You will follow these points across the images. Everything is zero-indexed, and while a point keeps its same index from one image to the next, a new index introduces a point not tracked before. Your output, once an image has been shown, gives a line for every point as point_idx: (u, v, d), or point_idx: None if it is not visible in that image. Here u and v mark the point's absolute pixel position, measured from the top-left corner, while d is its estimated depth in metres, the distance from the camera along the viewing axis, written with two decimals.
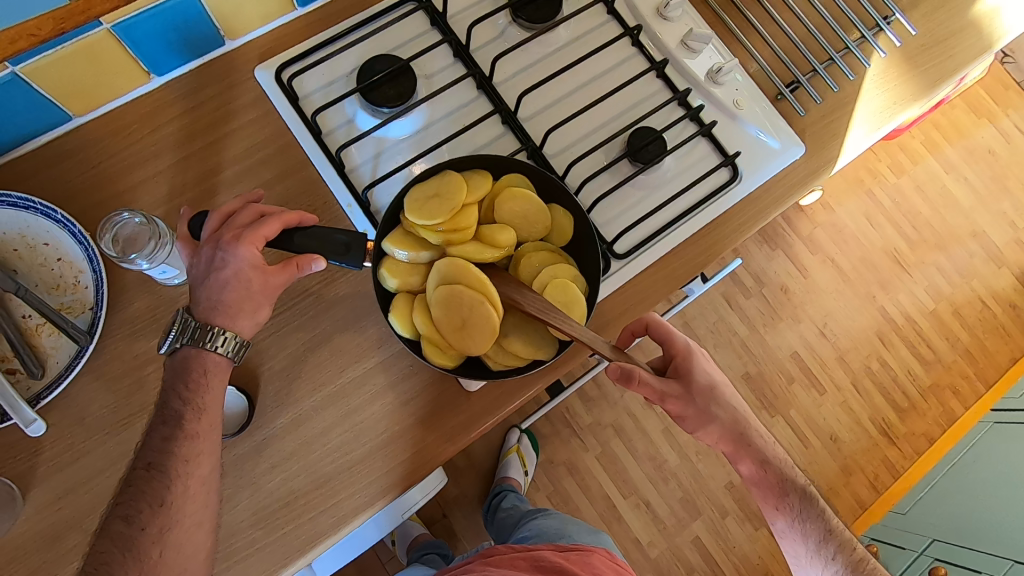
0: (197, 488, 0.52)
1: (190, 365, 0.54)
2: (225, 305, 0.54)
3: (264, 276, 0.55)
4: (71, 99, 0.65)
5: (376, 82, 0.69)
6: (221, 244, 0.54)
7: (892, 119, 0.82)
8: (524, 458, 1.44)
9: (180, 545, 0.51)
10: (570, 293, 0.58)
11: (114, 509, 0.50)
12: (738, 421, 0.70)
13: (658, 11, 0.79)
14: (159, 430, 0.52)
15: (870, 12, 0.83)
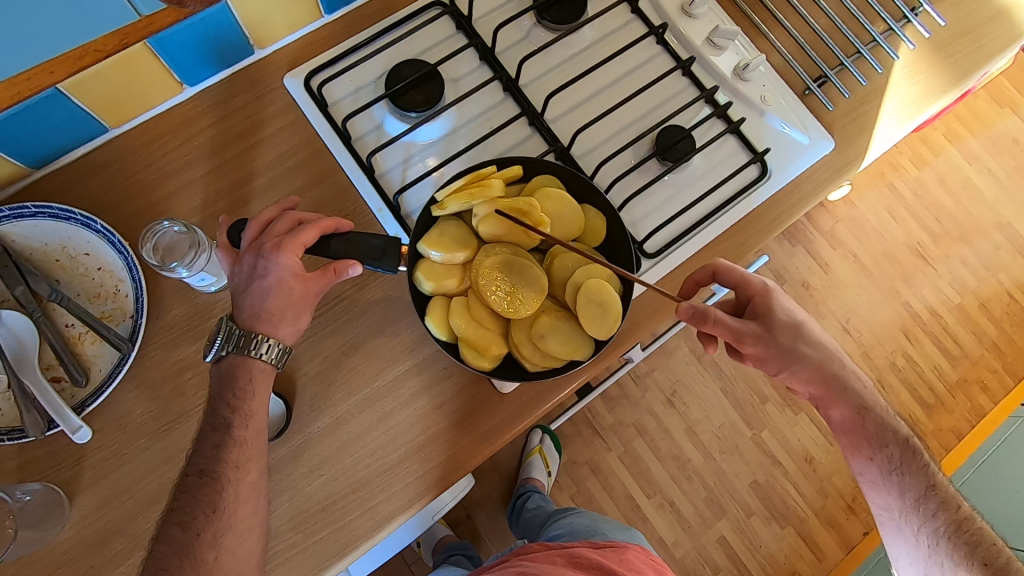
0: (248, 493, 0.53)
1: (236, 372, 0.55)
2: (267, 312, 0.55)
3: (305, 284, 0.56)
4: (107, 110, 0.66)
5: (405, 87, 0.70)
6: (262, 252, 0.55)
7: (923, 111, 0.81)
8: (546, 459, 1.44)
9: (233, 550, 0.52)
10: (606, 292, 0.58)
11: (169, 516, 0.52)
12: (828, 363, 0.65)
13: (683, 9, 0.78)
14: (210, 437, 0.53)
15: (898, 4, 0.82)
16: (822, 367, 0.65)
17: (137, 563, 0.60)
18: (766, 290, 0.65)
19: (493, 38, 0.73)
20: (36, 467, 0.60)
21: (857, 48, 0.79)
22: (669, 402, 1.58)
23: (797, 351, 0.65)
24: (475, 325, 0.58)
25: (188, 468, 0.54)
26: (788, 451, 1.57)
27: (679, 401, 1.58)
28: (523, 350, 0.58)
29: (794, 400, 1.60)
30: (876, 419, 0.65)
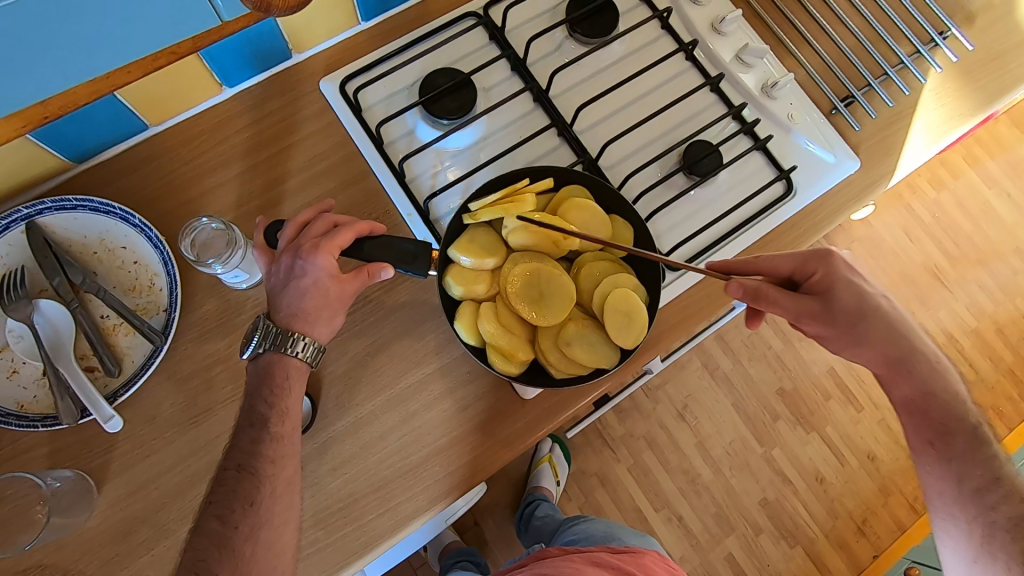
0: (283, 489, 0.54)
1: (273, 369, 0.57)
2: (304, 312, 0.58)
3: (340, 284, 0.58)
4: (149, 109, 0.68)
5: (439, 94, 0.71)
6: (300, 253, 0.57)
7: (949, 134, 0.82)
8: (556, 468, 1.44)
9: (269, 545, 0.52)
10: (632, 302, 0.59)
11: (207, 509, 0.53)
12: (893, 343, 0.62)
13: (713, 26, 0.79)
14: (248, 433, 0.55)
15: (926, 27, 0.82)
16: (888, 346, 0.62)
17: (161, 553, 0.60)
18: (831, 265, 0.63)
19: (526, 50, 0.74)
20: (67, 454, 0.61)
21: (885, 70, 0.80)
22: (680, 416, 1.58)
23: (860, 330, 0.62)
24: (503, 331, 0.59)
25: (226, 462, 0.55)
26: (798, 470, 1.57)
27: (690, 415, 1.58)
28: (549, 357, 0.59)
29: (807, 419, 1.59)
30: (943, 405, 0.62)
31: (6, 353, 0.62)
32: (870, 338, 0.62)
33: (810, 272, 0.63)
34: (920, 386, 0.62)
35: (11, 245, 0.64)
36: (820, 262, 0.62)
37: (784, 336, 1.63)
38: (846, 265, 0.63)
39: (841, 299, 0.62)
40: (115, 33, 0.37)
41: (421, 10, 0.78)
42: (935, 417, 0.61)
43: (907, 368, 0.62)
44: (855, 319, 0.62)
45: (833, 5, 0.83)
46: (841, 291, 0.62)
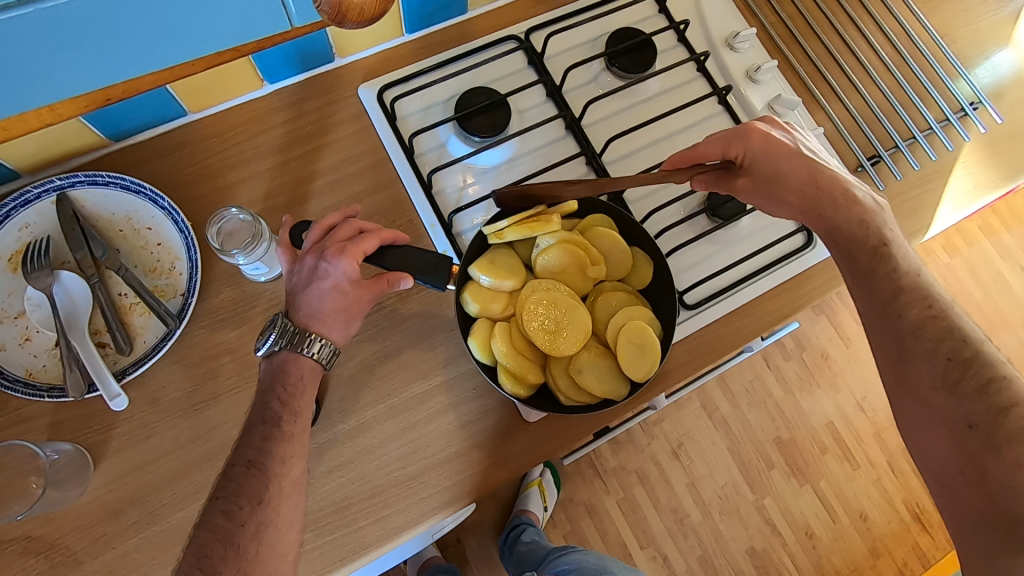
0: (290, 487, 0.54)
1: (288, 368, 0.58)
2: (323, 313, 0.59)
3: (359, 289, 0.59)
4: (191, 98, 0.69)
5: (474, 112, 0.73)
6: (326, 257, 0.57)
7: (970, 201, 0.83)
8: (544, 493, 1.43)
9: (273, 544, 0.52)
10: (646, 336, 0.59)
11: (214, 504, 0.51)
12: (813, 189, 0.60)
13: (748, 74, 0.81)
14: (260, 430, 0.55)
15: (958, 96, 0.83)
16: (807, 203, 0.61)
17: (150, 537, 0.60)
18: (769, 139, 0.62)
19: (563, 78, 0.76)
20: (69, 427, 0.61)
21: (913, 134, 0.81)
22: (674, 454, 1.57)
23: (830, 211, 0.60)
24: (516, 353, 0.59)
25: (234, 458, 0.54)
26: (788, 522, 1.55)
27: (684, 454, 1.57)
28: (559, 383, 0.60)
29: (801, 470, 1.57)
30: (931, 319, 0.53)
31: (21, 320, 0.63)
32: (793, 197, 0.61)
33: (734, 154, 0.63)
34: (879, 298, 0.56)
35: (40, 215, 0.65)
36: (741, 140, 0.62)
37: (786, 385, 1.62)
38: (767, 142, 0.62)
39: (767, 168, 0.62)
40: (184, 26, 0.38)
41: (464, 29, 0.80)
42: (912, 340, 0.53)
43: (855, 237, 0.58)
44: (778, 184, 0.62)
45: (867, 65, 0.84)
46: (781, 164, 0.61)
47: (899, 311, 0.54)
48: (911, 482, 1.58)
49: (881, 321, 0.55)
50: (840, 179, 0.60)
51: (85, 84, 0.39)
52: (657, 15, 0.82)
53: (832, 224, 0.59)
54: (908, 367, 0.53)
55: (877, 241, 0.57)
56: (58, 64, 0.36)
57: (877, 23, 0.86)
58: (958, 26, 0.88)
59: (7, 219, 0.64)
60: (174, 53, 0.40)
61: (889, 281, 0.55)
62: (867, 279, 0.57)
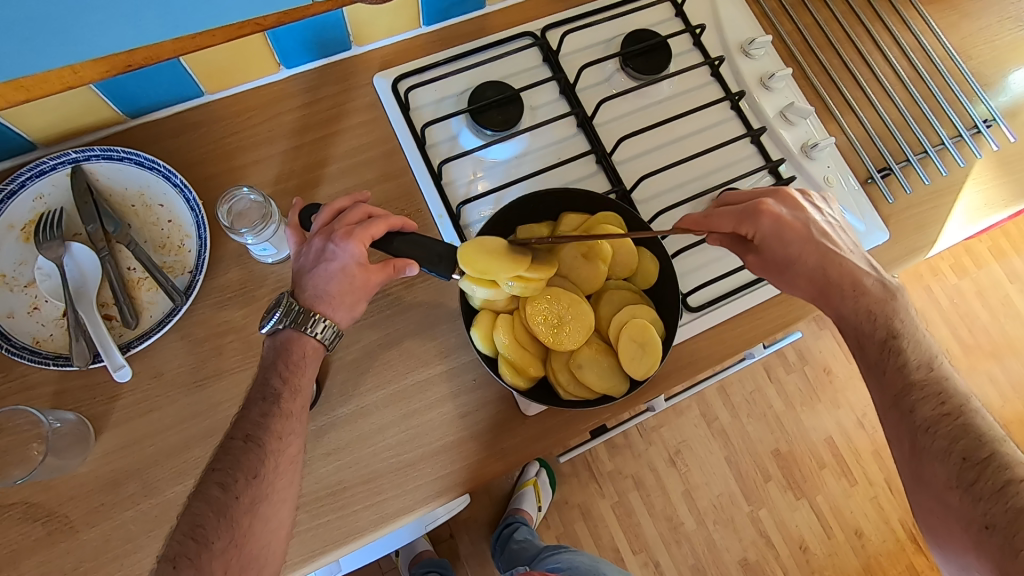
0: (286, 465, 0.54)
1: (291, 346, 0.58)
2: (328, 296, 0.59)
3: (367, 273, 0.60)
4: (208, 77, 0.70)
5: (486, 106, 0.73)
6: (333, 239, 0.58)
7: (981, 218, 0.82)
8: (539, 493, 1.43)
9: (266, 519, 0.52)
10: (648, 334, 0.59)
11: (210, 475, 0.52)
12: (824, 272, 0.62)
13: (762, 81, 0.81)
14: (259, 406, 0.55)
15: (971, 113, 0.83)
16: (817, 285, 0.62)
17: (146, 509, 0.61)
18: (779, 217, 0.63)
19: (576, 77, 0.76)
20: (72, 397, 0.62)
21: (925, 148, 0.81)
22: (671, 461, 1.56)
23: (838, 299, 0.61)
24: (518, 346, 0.59)
25: (232, 432, 0.55)
26: (783, 536, 1.54)
27: (681, 462, 1.56)
28: (559, 377, 0.60)
29: (798, 484, 1.57)
30: (944, 417, 0.53)
31: (31, 289, 0.64)
32: (802, 281, 0.63)
33: (745, 232, 0.64)
34: (892, 392, 0.57)
35: (54, 186, 0.66)
36: (752, 220, 0.63)
37: (786, 398, 1.61)
38: (778, 221, 0.63)
39: (777, 249, 0.63)
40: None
41: (481, 24, 0.80)
42: (926, 436, 0.53)
43: (862, 329, 0.60)
44: (787, 267, 0.63)
45: (881, 78, 0.84)
46: (791, 246, 0.63)
47: (911, 406, 0.55)
48: (909, 502, 1.57)
49: (895, 415, 0.56)
50: (849, 269, 0.62)
51: (104, 48, 0.39)
52: (673, 19, 0.82)
53: (838, 312, 0.61)
54: (923, 464, 0.53)
55: (885, 334, 0.59)
56: (79, 26, 0.37)
57: (894, 37, 0.86)
58: (975, 44, 0.88)
59: (22, 188, 0.65)
60: (194, 23, 0.40)
61: (898, 375, 0.56)
62: (878, 371, 0.58)
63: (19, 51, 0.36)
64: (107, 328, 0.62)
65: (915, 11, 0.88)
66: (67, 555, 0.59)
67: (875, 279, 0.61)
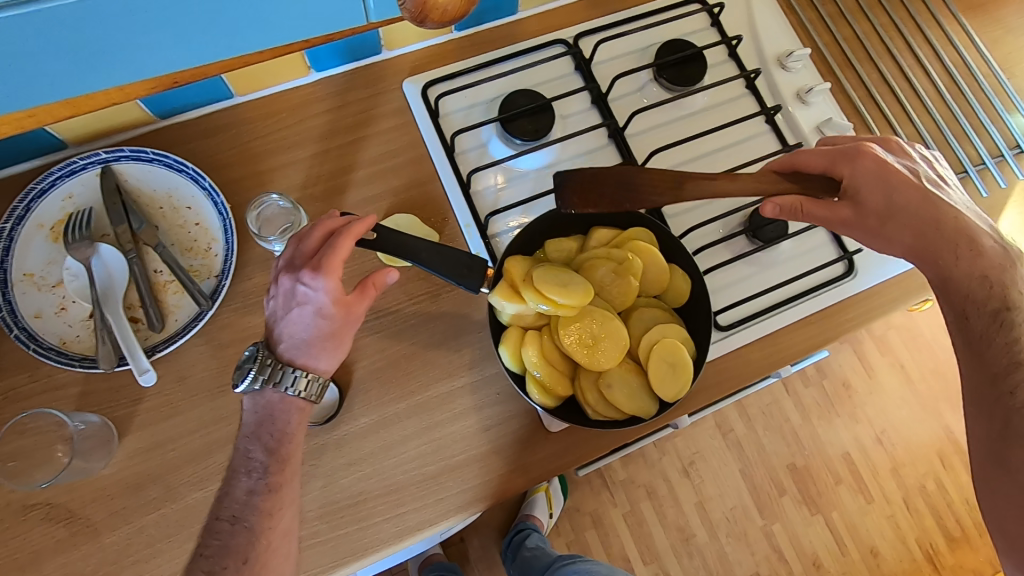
0: (278, 541, 0.54)
1: (273, 410, 0.56)
2: (308, 342, 0.57)
3: (347, 305, 0.57)
4: (238, 80, 0.70)
5: (518, 115, 0.72)
6: (303, 280, 0.56)
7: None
8: (551, 499, 1.42)
9: (274, 571, 0.53)
10: (680, 355, 0.59)
11: (198, 563, 0.52)
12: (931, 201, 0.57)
13: (799, 95, 0.79)
14: (244, 482, 0.55)
15: (1014, 132, 0.81)
16: (922, 240, 0.57)
17: (166, 514, 0.61)
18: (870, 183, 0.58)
19: (609, 86, 0.75)
20: (97, 398, 0.62)
21: (966, 168, 0.79)
22: (685, 472, 1.55)
23: (948, 260, 0.56)
24: (547, 364, 0.58)
25: (218, 511, 0.54)
26: (797, 552, 1.52)
27: (694, 473, 1.55)
28: (587, 396, 0.59)
29: (814, 500, 1.54)
30: None
31: (59, 289, 0.63)
32: (905, 235, 0.57)
33: (840, 174, 0.59)
34: (991, 371, 0.56)
35: (84, 186, 0.66)
36: (848, 161, 0.59)
37: (804, 412, 1.59)
38: (880, 159, 0.58)
39: (874, 188, 0.58)
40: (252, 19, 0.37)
41: (513, 30, 0.79)
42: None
43: (972, 296, 0.56)
44: (887, 218, 0.58)
45: (922, 94, 0.82)
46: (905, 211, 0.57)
47: (1011, 390, 0.54)
48: (926, 521, 1.55)
49: (991, 393, 0.56)
50: (972, 250, 0.56)
51: (157, 67, 0.38)
52: (709, 29, 0.81)
53: (947, 276, 0.56)
54: (1010, 447, 0.54)
55: (1000, 305, 0.55)
56: (128, 46, 0.35)
57: (936, 52, 0.83)
58: (1019, 61, 0.85)
59: (52, 188, 0.65)
60: (245, 41, 0.39)
61: (1006, 353, 0.55)
62: (981, 346, 0.56)
63: (71, 70, 0.35)
64: (133, 331, 0.62)
65: (958, 25, 0.85)
66: (88, 558, 0.59)
67: (995, 242, 0.56)
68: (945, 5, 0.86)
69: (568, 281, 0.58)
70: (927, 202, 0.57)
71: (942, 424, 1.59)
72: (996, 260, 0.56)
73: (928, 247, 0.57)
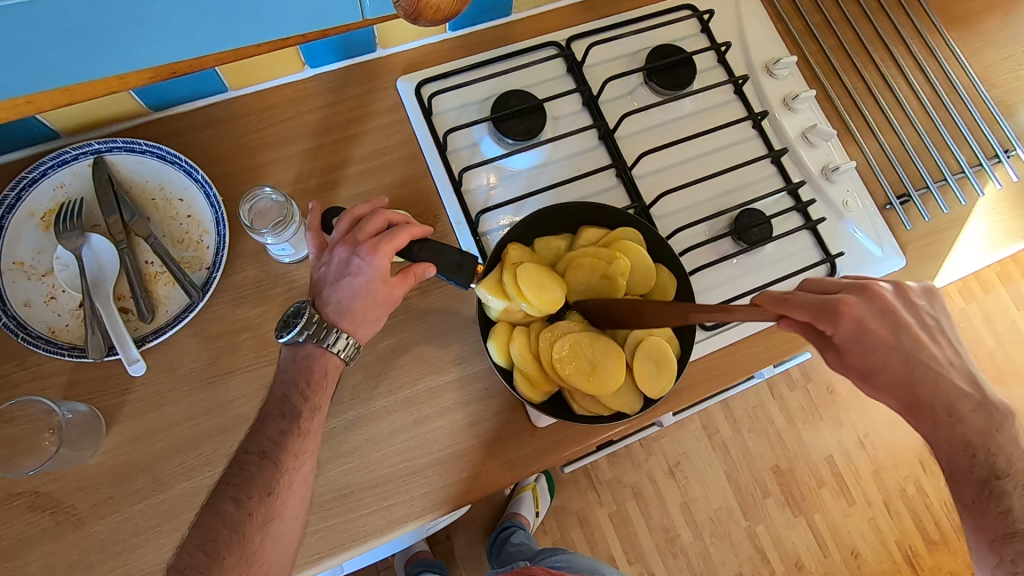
0: (299, 483, 0.55)
1: (313, 363, 0.58)
2: (352, 311, 0.59)
3: (389, 286, 0.59)
4: (232, 74, 0.70)
5: (509, 115, 0.73)
6: (358, 254, 0.58)
7: (1001, 248, 0.82)
8: (537, 498, 1.43)
9: (277, 536, 0.53)
10: (664, 353, 0.60)
11: (224, 489, 0.53)
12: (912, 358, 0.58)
13: (785, 101, 0.81)
14: (277, 422, 0.56)
15: (992, 142, 0.83)
16: (908, 394, 0.58)
17: (153, 504, 0.61)
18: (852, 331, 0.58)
19: (600, 89, 0.76)
20: (85, 387, 0.62)
21: (945, 176, 0.81)
22: (671, 473, 1.56)
23: (926, 422, 0.58)
24: (533, 359, 0.59)
25: (248, 445, 0.55)
26: (779, 553, 1.54)
27: (680, 474, 1.56)
28: (573, 391, 0.60)
29: (797, 502, 1.57)
30: None
31: (48, 278, 0.64)
32: (886, 391, 0.59)
33: (823, 329, 0.59)
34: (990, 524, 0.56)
35: (76, 176, 0.66)
36: (831, 321, 0.58)
37: (788, 414, 1.62)
38: (862, 317, 0.58)
39: (846, 342, 0.59)
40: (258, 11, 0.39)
41: (506, 31, 0.80)
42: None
43: (957, 463, 0.57)
44: (869, 373, 0.59)
45: (904, 103, 0.84)
46: (867, 351, 0.58)
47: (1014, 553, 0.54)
48: (907, 524, 1.58)
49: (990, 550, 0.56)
50: (927, 360, 0.58)
51: (150, 56, 0.39)
52: (698, 35, 0.82)
53: (929, 436, 0.58)
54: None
55: (986, 474, 0.56)
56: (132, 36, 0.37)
57: (919, 62, 0.85)
58: (999, 72, 0.88)
59: (44, 177, 0.65)
60: (238, 33, 0.40)
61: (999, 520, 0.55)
62: (974, 507, 0.57)
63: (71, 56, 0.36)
64: (123, 321, 0.63)
65: (940, 37, 0.87)
66: (74, 546, 0.59)
67: (975, 404, 0.57)
68: (928, 17, 0.88)
69: (548, 287, 0.59)
70: (896, 321, 0.59)
71: None
72: (932, 371, 0.58)
73: (871, 363, 0.59)
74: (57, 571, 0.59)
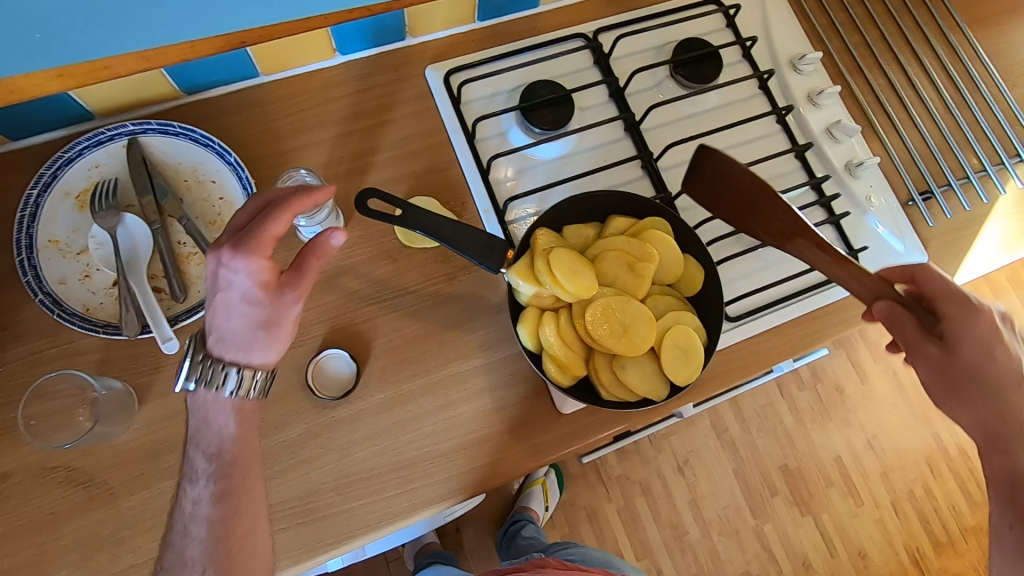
0: (252, 505, 0.56)
1: (208, 405, 0.55)
2: (235, 336, 0.55)
3: (258, 304, 0.54)
4: (265, 58, 0.71)
5: (538, 104, 0.74)
6: (225, 263, 0.52)
7: (1023, 247, 0.82)
8: (547, 492, 1.43)
9: (252, 550, 0.56)
10: (692, 341, 0.60)
11: (172, 531, 0.55)
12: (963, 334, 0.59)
13: (810, 96, 0.81)
14: (197, 469, 0.56)
15: (1014, 142, 0.84)
16: (952, 368, 0.59)
17: None
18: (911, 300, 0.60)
19: (627, 81, 0.77)
20: (117, 365, 0.63)
21: (967, 174, 0.81)
22: (679, 470, 1.57)
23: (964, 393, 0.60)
24: (563, 344, 0.60)
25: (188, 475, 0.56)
26: (787, 552, 1.55)
27: (689, 471, 1.57)
28: (602, 377, 0.60)
29: (805, 501, 1.57)
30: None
31: (83, 257, 0.64)
32: (926, 363, 0.60)
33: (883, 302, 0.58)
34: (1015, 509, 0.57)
35: (111, 157, 0.67)
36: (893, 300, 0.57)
37: (797, 414, 1.62)
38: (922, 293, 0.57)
39: (910, 319, 0.59)
40: None
41: (533, 23, 0.81)
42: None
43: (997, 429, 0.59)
44: (917, 343, 0.60)
45: (928, 102, 0.84)
46: (944, 318, 0.60)
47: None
48: (913, 525, 1.58)
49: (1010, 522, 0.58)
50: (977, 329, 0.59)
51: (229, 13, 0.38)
52: (724, 30, 0.83)
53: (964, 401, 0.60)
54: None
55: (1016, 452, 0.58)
56: None
57: (942, 61, 0.86)
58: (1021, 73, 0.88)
59: (79, 157, 0.65)
60: None
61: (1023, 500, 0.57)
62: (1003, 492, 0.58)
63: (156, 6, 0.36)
64: (156, 299, 0.63)
65: (963, 36, 0.88)
66: (105, 521, 0.60)
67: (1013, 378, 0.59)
68: (951, 16, 0.88)
69: (579, 273, 0.60)
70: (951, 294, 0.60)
71: (937, 431, 1.63)
72: (980, 344, 0.59)
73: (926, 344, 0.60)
74: (88, 545, 0.59)
